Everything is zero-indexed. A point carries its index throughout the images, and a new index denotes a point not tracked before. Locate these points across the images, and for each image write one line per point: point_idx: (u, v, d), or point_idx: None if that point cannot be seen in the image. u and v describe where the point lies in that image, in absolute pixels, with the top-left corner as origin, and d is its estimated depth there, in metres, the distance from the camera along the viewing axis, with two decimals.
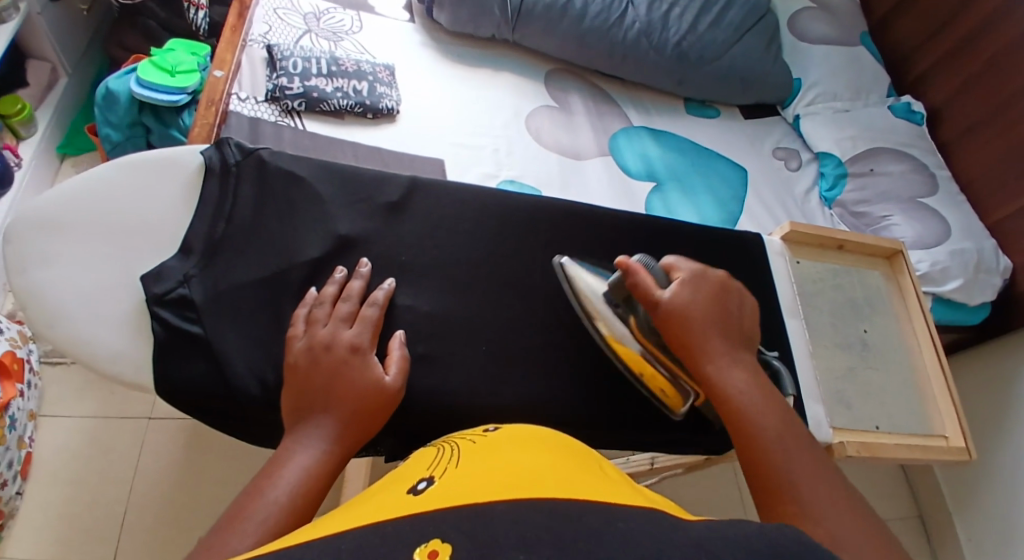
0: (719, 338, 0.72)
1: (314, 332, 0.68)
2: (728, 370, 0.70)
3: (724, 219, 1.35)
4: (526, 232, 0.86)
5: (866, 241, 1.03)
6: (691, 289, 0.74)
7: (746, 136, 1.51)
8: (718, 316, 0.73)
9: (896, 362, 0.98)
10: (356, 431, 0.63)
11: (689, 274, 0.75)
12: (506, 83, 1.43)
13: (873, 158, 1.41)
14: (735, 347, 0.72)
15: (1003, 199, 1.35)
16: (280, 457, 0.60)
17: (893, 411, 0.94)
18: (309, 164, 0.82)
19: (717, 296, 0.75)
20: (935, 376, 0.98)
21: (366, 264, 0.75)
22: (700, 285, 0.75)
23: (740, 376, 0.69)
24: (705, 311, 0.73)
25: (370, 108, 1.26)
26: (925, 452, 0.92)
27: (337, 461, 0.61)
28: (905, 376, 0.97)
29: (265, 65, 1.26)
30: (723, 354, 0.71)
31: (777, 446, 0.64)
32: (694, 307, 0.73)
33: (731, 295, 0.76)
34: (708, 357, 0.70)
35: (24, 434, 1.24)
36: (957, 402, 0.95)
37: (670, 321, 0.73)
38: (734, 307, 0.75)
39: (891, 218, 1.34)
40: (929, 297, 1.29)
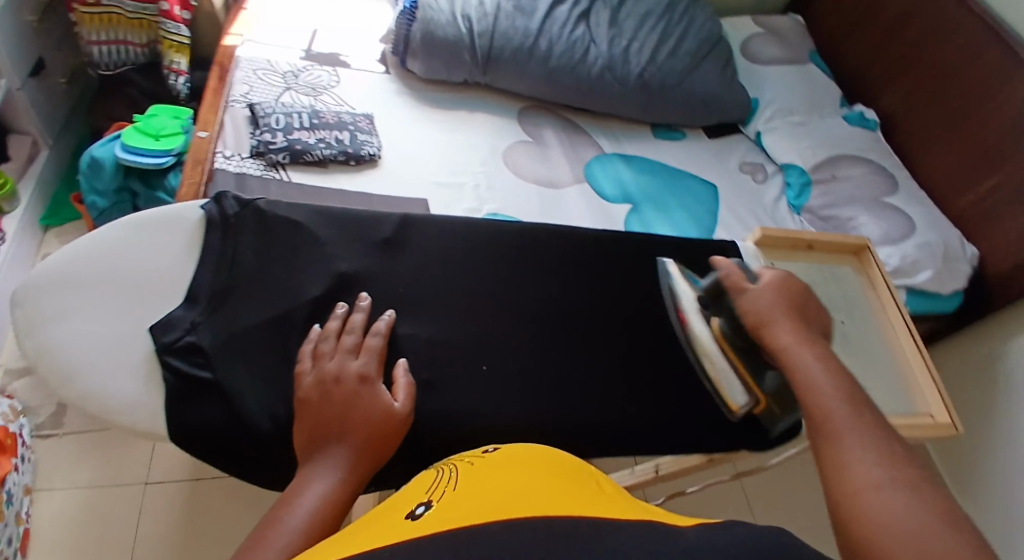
0: (800, 327, 0.73)
1: (323, 366, 0.70)
2: (799, 349, 0.71)
3: (700, 232, 1.40)
4: (516, 258, 0.90)
5: (832, 238, 1.08)
6: (774, 289, 0.77)
7: (713, 153, 1.58)
8: (791, 309, 0.76)
9: (874, 349, 1.02)
10: (372, 455, 0.66)
11: (776, 277, 0.79)
12: (482, 124, 1.48)
13: (833, 165, 1.48)
14: (812, 336, 0.73)
15: (963, 192, 1.40)
16: (296, 486, 0.61)
17: (878, 395, 0.97)
18: (304, 211, 0.85)
19: (795, 296, 0.77)
20: (914, 359, 1.01)
21: (365, 298, 0.78)
22: (781, 283, 0.78)
23: (810, 356, 0.70)
24: (778, 305, 0.76)
25: (353, 156, 1.30)
26: (912, 429, 0.94)
27: (355, 487, 0.63)
28: (884, 362, 1.01)
29: (249, 122, 1.29)
30: (797, 339, 0.72)
31: (833, 415, 0.64)
32: (772, 300, 0.76)
33: (806, 297, 0.78)
34: (789, 342, 0.72)
35: (21, 510, 1.23)
36: (939, 381, 0.98)
37: (748, 314, 0.76)
38: (809, 309, 0.77)
39: (857, 219, 1.39)
40: (902, 290, 1.33)
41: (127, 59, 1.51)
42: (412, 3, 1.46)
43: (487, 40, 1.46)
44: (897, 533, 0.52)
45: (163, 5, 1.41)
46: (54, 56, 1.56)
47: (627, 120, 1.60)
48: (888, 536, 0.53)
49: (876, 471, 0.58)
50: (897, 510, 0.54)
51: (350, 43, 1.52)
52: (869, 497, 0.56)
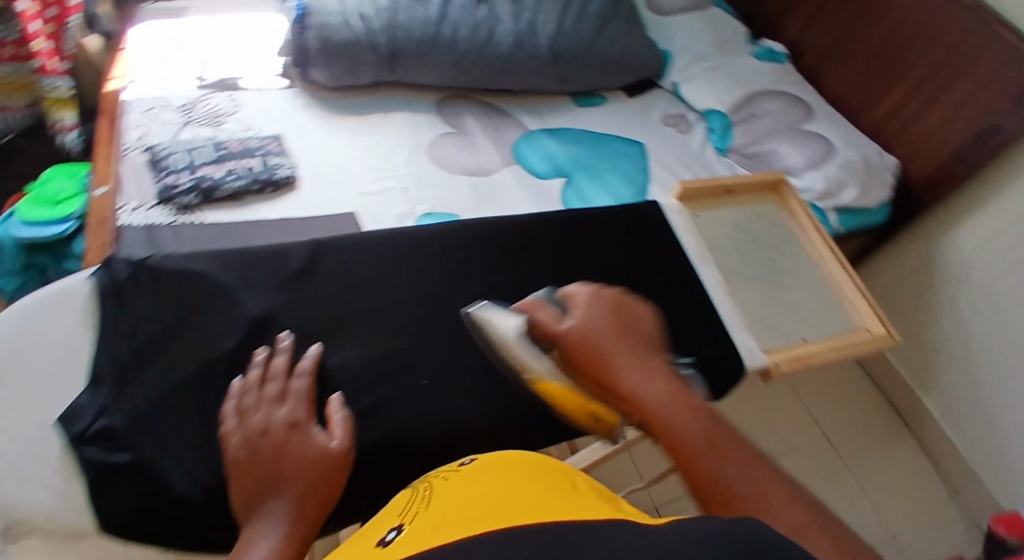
0: (625, 353, 0.70)
1: (248, 422, 0.66)
2: (637, 376, 0.68)
3: (635, 193, 1.38)
4: (438, 264, 0.88)
5: (747, 178, 1.06)
6: (590, 314, 0.74)
7: (635, 112, 1.55)
8: (614, 332, 0.72)
9: (805, 275, 1.02)
10: (318, 502, 0.62)
11: (586, 302, 0.76)
12: (401, 123, 1.40)
13: (751, 103, 1.47)
14: (641, 357, 0.70)
15: (876, 108, 1.40)
16: (240, 549, 0.56)
17: (814, 321, 0.97)
18: (204, 259, 0.82)
19: (610, 316, 0.74)
20: (844, 279, 1.01)
21: (285, 338, 0.76)
22: (593, 310, 0.74)
23: (654, 384, 0.67)
24: (599, 331, 0.72)
25: (268, 182, 1.22)
26: (850, 348, 0.94)
27: (304, 534, 0.59)
28: (818, 286, 1.01)
29: (149, 168, 1.20)
30: (631, 364, 0.69)
31: (709, 453, 0.61)
32: (593, 329, 0.72)
33: (624, 312, 0.76)
34: (622, 374, 0.68)
35: None
36: (871, 295, 0.98)
37: (575, 348, 0.72)
38: (629, 321, 0.75)
39: (779, 151, 1.40)
40: (832, 212, 1.34)
41: (9, 125, 1.46)
42: (301, 8, 1.35)
43: (388, 36, 1.37)
44: None
45: (35, 61, 1.34)
46: None
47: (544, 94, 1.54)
48: None
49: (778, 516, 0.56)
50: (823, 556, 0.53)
51: (243, 59, 1.37)
52: None
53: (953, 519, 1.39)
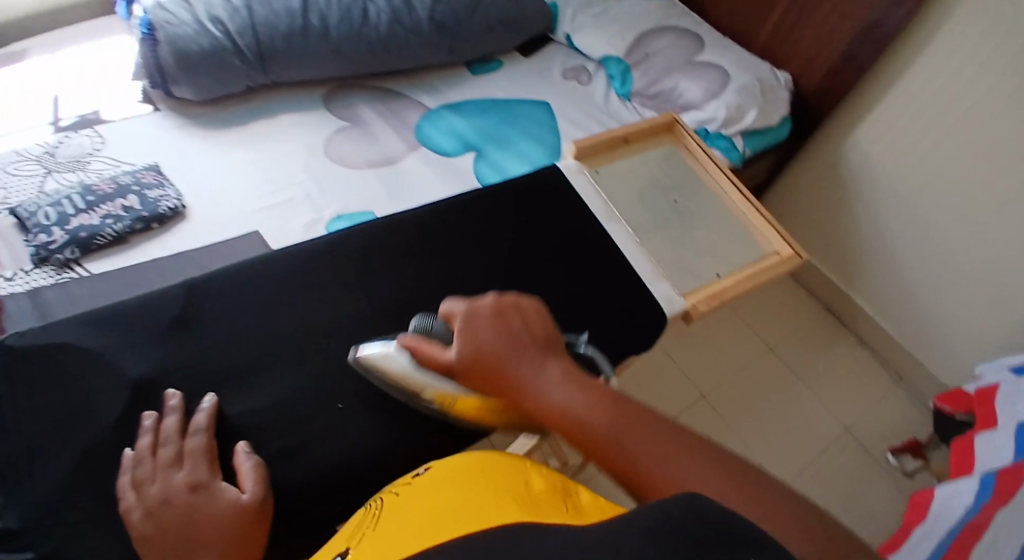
0: (518, 366, 0.68)
1: (147, 494, 0.66)
2: (536, 387, 0.66)
3: (550, 155, 1.26)
4: (332, 286, 0.86)
5: (640, 126, 1.08)
6: (472, 334, 0.70)
7: (534, 71, 1.43)
8: (503, 344, 0.69)
9: (710, 212, 1.04)
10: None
11: (465, 318, 0.72)
12: (289, 126, 1.26)
13: (643, 43, 1.41)
14: (536, 361, 0.68)
15: (758, 30, 1.39)
16: None
17: (724, 255, 1.00)
18: (71, 327, 0.77)
19: (495, 324, 0.71)
20: (748, 208, 1.04)
21: (173, 397, 0.73)
22: (475, 327, 0.71)
23: (556, 388, 0.65)
24: (488, 350, 0.69)
25: (152, 218, 1.12)
26: (763, 274, 0.98)
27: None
28: (724, 220, 1.04)
29: (18, 230, 1.09)
30: (529, 376, 0.67)
31: (617, 437, 0.61)
32: (481, 349, 0.69)
33: (510, 311, 0.72)
34: (521, 390, 0.66)
35: None
36: (774, 219, 1.01)
37: (471, 375, 0.70)
38: (518, 321, 0.71)
39: (680, 86, 1.35)
40: (739, 137, 1.32)
41: None
42: (147, 23, 1.18)
43: (250, 36, 1.22)
44: None
45: None
46: None
47: (437, 68, 1.40)
48: None
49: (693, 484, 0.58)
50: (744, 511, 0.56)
51: (98, 91, 1.27)
52: None
53: (906, 410, 1.42)
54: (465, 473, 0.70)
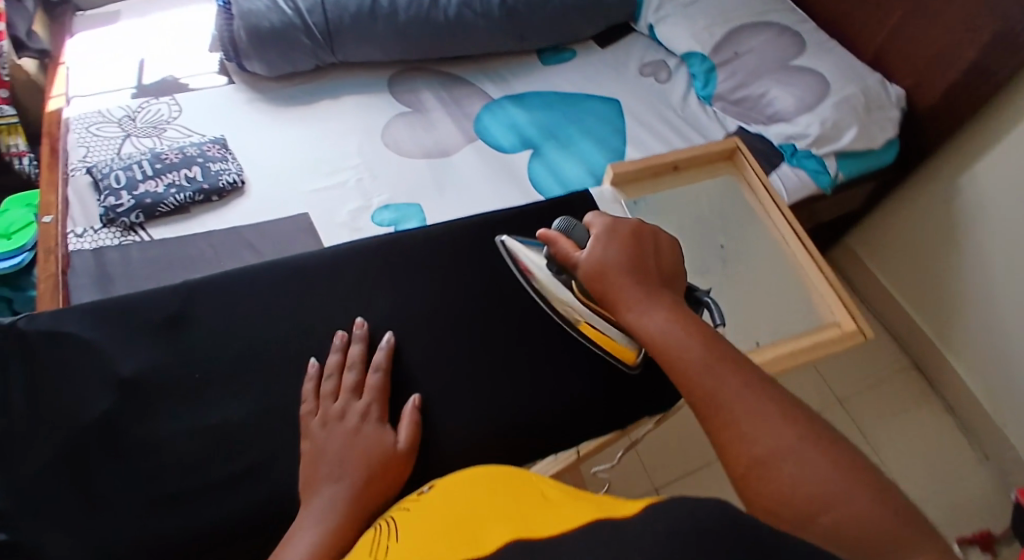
0: (634, 285, 0.73)
1: (326, 409, 0.77)
2: (643, 308, 0.71)
3: (610, 159, 1.21)
4: (343, 300, 0.88)
5: (693, 153, 1.05)
6: (607, 243, 0.76)
7: (609, 63, 1.35)
8: (631, 261, 0.75)
9: (761, 265, 1.00)
10: (373, 493, 0.72)
11: (603, 230, 0.78)
12: (351, 108, 1.25)
13: (735, 40, 1.28)
14: (651, 287, 0.73)
15: (870, 33, 1.24)
16: (294, 533, 0.68)
17: (771, 315, 0.96)
18: (74, 317, 0.83)
19: (628, 243, 0.77)
20: (809, 266, 0.99)
21: (361, 326, 0.83)
22: (605, 241, 0.77)
23: (659, 314, 0.70)
24: (616, 261, 0.75)
25: (212, 190, 1.14)
26: (815, 347, 0.92)
27: (349, 526, 0.68)
28: (779, 278, 0.99)
29: (93, 188, 1.14)
30: (642, 298, 0.72)
31: (706, 373, 0.65)
32: (608, 259, 0.75)
33: (645, 239, 0.78)
34: (629, 302, 0.72)
35: None
36: (838, 287, 0.95)
37: (590, 278, 0.76)
38: (649, 250, 0.77)
39: (769, 93, 1.23)
40: (832, 158, 1.18)
41: None
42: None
43: (320, 15, 1.21)
44: (809, 501, 0.58)
45: None
46: None
47: (507, 55, 1.35)
48: (801, 503, 0.59)
49: (770, 435, 0.61)
50: (812, 483, 0.59)
51: (177, 60, 1.30)
52: (770, 471, 0.60)
53: (982, 484, 1.28)
54: (473, 484, 0.68)
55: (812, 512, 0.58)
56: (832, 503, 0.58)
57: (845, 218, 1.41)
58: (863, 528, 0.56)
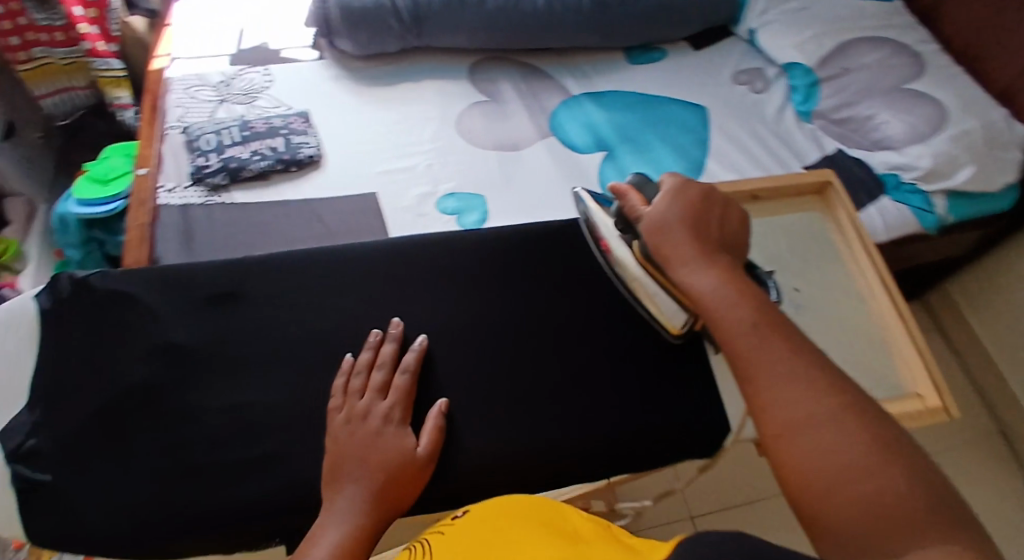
0: (691, 246, 0.73)
1: (352, 404, 0.79)
2: (695, 267, 0.71)
3: (687, 168, 1.17)
4: (387, 291, 0.92)
5: (778, 184, 0.99)
6: (672, 202, 0.75)
7: (702, 67, 1.31)
8: (693, 223, 0.74)
9: (842, 315, 0.92)
10: (388, 500, 0.74)
11: (672, 189, 0.76)
12: (431, 92, 1.26)
13: (844, 55, 1.20)
14: (709, 249, 0.73)
15: (995, 62, 1.13)
16: (316, 533, 0.71)
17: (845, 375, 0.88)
18: (137, 279, 0.92)
19: (694, 205, 0.76)
20: (896, 326, 0.90)
21: (396, 326, 0.86)
22: (676, 196, 0.76)
23: (711, 277, 0.70)
24: (677, 220, 0.74)
25: (291, 162, 1.17)
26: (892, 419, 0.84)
27: (368, 530, 0.72)
28: (860, 335, 0.90)
29: (186, 148, 1.19)
30: (695, 259, 0.72)
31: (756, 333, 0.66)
32: (670, 218, 0.75)
33: (713, 204, 0.77)
34: (681, 262, 0.72)
35: None
36: (927, 355, 0.87)
37: (648, 233, 0.75)
38: (714, 216, 0.76)
39: (876, 116, 1.14)
40: (941, 196, 1.08)
41: (76, 105, 1.38)
42: None
43: None
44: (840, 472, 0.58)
45: (85, 44, 1.25)
46: None
47: (594, 52, 1.33)
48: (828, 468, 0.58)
49: (810, 400, 0.62)
50: (844, 453, 0.58)
51: (274, 30, 1.35)
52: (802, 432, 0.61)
53: None
54: (506, 513, 0.68)
55: (841, 477, 0.57)
56: (863, 477, 0.57)
57: (950, 259, 1.28)
58: (891, 504, 0.55)
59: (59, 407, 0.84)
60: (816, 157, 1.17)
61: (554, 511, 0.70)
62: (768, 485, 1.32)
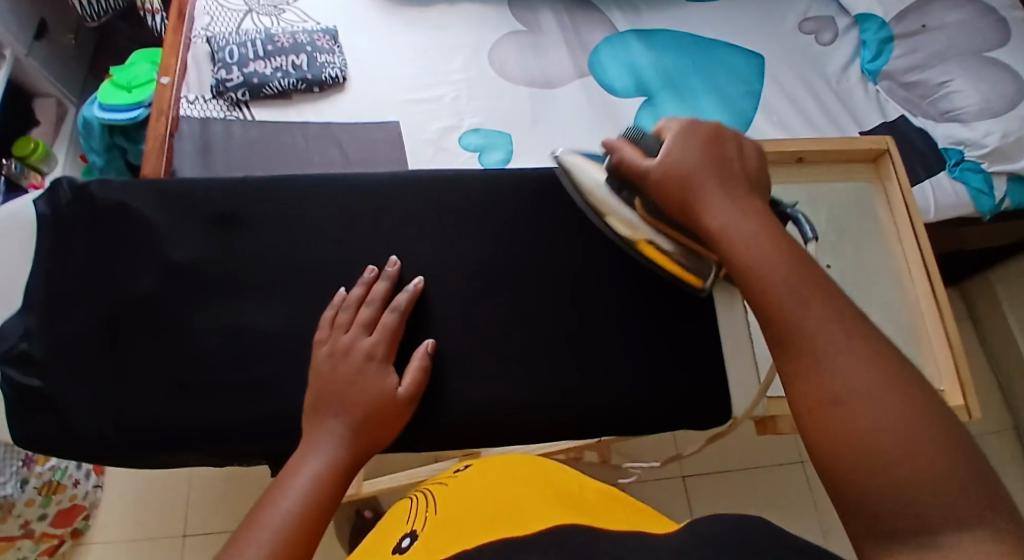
0: (717, 196, 0.58)
1: (336, 339, 0.69)
2: (726, 221, 0.57)
3: (732, 121, 1.09)
4: (396, 226, 0.79)
5: (827, 147, 0.88)
6: (684, 145, 0.61)
7: (764, 10, 1.19)
8: (714, 167, 0.60)
9: (873, 297, 0.84)
10: (369, 435, 0.66)
11: (680, 130, 0.62)
12: (466, 18, 1.20)
13: (925, 10, 1.09)
14: (738, 194, 0.59)
15: None
16: (293, 465, 0.63)
17: None
18: (140, 191, 0.79)
19: (710, 144, 0.61)
20: (929, 313, 0.83)
21: (392, 264, 0.74)
22: (686, 134, 0.62)
23: (743, 225, 0.56)
24: (696, 165, 0.60)
25: (313, 82, 1.11)
26: None
27: (349, 465, 0.64)
28: (891, 319, 0.83)
29: (209, 59, 1.14)
30: (725, 210, 0.57)
31: (786, 283, 0.52)
32: (687, 164, 0.60)
33: (729, 140, 0.62)
34: (709, 214, 0.58)
35: (81, 491, 1.22)
36: (958, 348, 0.80)
37: (663, 188, 0.61)
38: (735, 154, 0.62)
39: (949, 83, 1.03)
40: (1003, 179, 1.00)
41: (107, 7, 1.34)
42: None
43: None
44: (876, 449, 0.45)
45: None
46: (55, 12, 1.43)
47: None
48: (862, 445, 0.46)
49: (846, 359, 0.49)
50: (884, 427, 0.46)
51: None
52: (834, 401, 0.48)
53: None
54: (514, 465, 0.63)
55: (882, 453, 0.45)
56: (910, 452, 0.45)
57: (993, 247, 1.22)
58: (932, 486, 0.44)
59: (55, 314, 0.75)
60: (875, 122, 1.08)
61: (569, 475, 0.64)
62: (771, 463, 1.32)
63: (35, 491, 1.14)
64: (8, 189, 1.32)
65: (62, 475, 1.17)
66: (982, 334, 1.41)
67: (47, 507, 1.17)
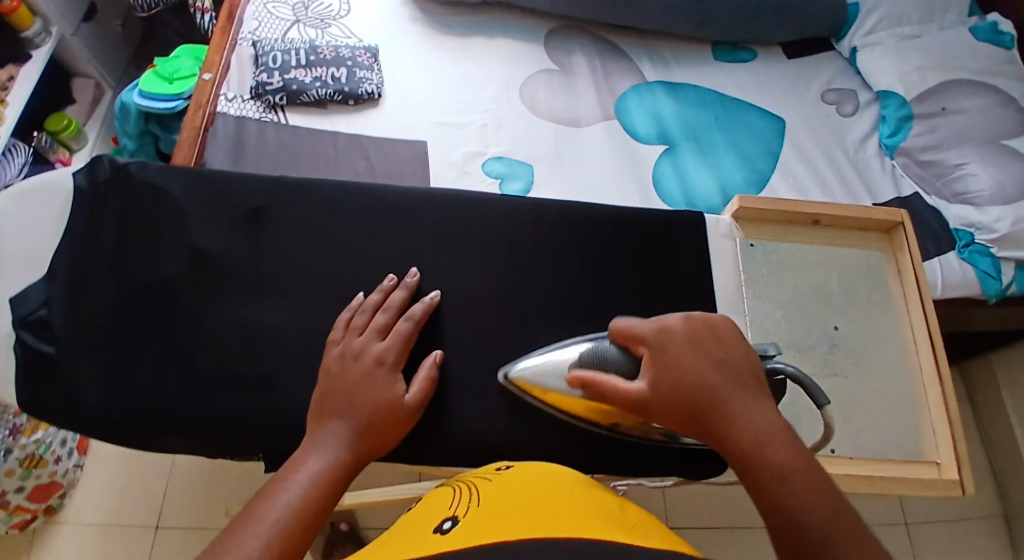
0: (725, 411, 0.59)
1: (349, 341, 0.71)
2: (740, 433, 0.58)
3: (750, 179, 1.12)
4: (418, 241, 0.81)
5: (843, 213, 0.91)
6: (663, 364, 0.63)
7: (790, 79, 1.24)
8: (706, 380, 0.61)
9: (878, 372, 0.85)
10: (372, 439, 0.66)
11: (652, 349, 0.65)
12: (502, 51, 1.24)
13: (947, 93, 1.13)
14: (742, 399, 0.60)
15: None
16: (294, 462, 0.62)
17: (864, 429, 0.82)
18: (174, 176, 0.81)
19: (692, 350, 0.63)
20: (931, 388, 0.84)
21: (413, 275, 0.77)
22: (664, 349, 0.64)
23: (759, 428, 0.58)
24: (690, 382, 0.61)
25: (349, 95, 1.14)
26: (901, 484, 0.80)
27: (350, 468, 0.64)
28: (893, 390, 0.84)
29: (253, 62, 1.17)
30: (738, 423, 0.58)
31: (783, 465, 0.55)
32: (681, 383, 0.61)
33: (708, 337, 0.65)
34: (726, 433, 0.58)
35: (62, 468, 1.22)
36: (958, 424, 0.81)
37: (664, 410, 0.62)
38: (722, 350, 0.64)
39: (965, 165, 1.07)
40: (1011, 265, 1.02)
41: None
42: None
43: None
44: None
45: None
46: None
47: (679, 41, 1.28)
48: None
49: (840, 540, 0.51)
50: None
51: None
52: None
53: None
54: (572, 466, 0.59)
55: None
56: None
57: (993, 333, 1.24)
58: None
59: (76, 284, 0.77)
60: (890, 196, 1.11)
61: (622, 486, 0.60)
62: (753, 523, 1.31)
63: (16, 463, 1.13)
64: (36, 160, 1.35)
65: (45, 450, 1.17)
66: (975, 419, 1.42)
67: (25, 480, 1.16)
